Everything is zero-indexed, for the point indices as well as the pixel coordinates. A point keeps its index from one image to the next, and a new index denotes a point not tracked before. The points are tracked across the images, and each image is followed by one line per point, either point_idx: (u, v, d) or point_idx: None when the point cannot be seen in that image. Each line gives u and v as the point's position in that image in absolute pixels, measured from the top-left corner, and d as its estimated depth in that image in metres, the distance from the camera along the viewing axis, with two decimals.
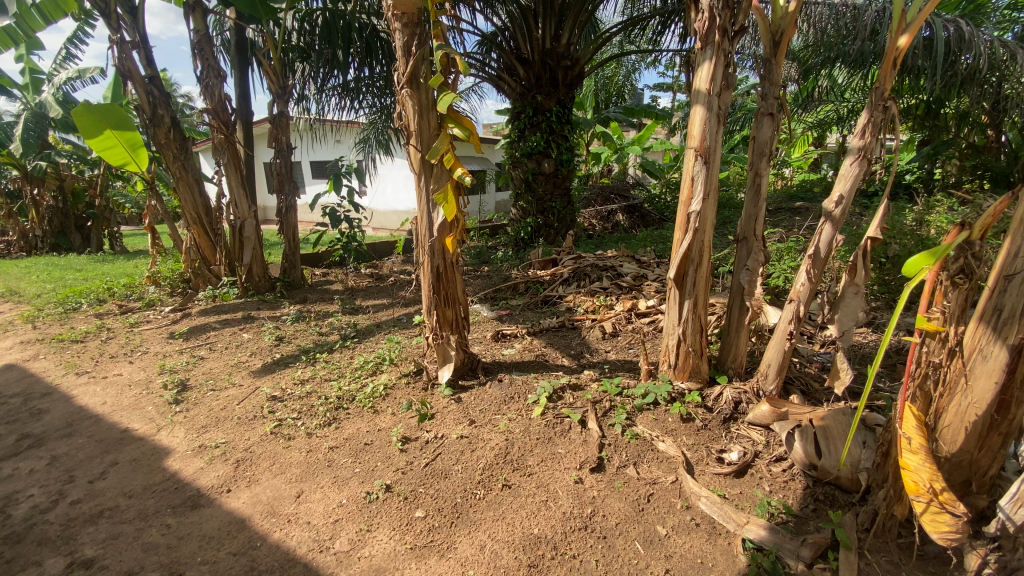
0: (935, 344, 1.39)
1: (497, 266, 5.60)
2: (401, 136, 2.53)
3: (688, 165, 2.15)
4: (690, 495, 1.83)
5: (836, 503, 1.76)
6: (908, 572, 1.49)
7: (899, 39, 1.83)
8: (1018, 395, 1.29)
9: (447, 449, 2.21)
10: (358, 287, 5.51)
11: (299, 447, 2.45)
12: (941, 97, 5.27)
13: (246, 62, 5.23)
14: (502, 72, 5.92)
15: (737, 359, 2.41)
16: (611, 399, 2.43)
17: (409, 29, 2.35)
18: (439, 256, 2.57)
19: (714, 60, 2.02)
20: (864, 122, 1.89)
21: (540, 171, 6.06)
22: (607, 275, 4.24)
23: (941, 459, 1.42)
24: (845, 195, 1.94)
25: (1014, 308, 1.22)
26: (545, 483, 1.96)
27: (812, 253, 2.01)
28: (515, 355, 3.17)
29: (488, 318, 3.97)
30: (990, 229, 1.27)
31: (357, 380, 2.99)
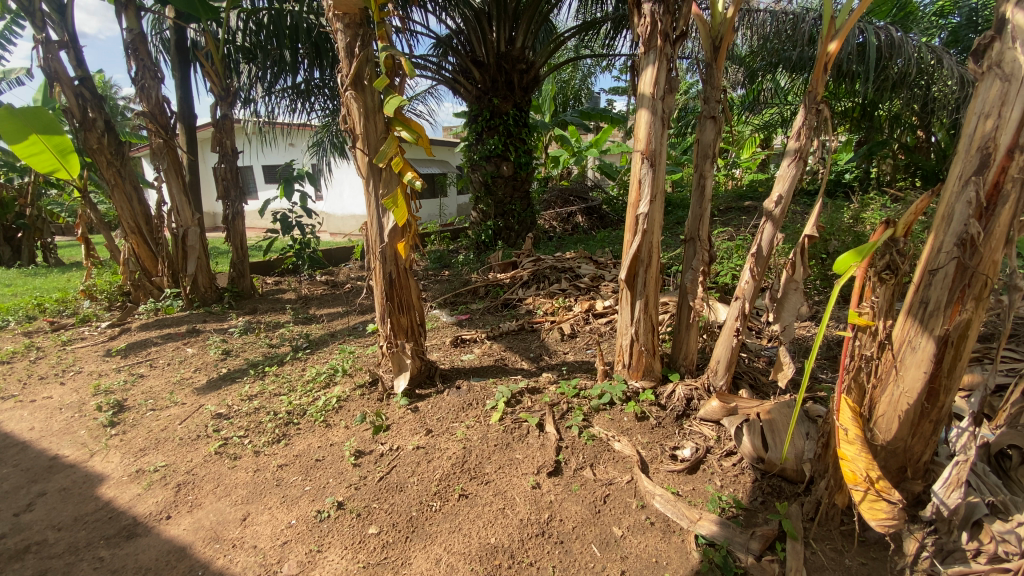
0: (867, 338, 1.46)
1: (458, 270, 5.53)
2: (347, 139, 2.44)
3: (635, 167, 2.18)
4: (645, 494, 1.84)
5: (783, 494, 1.80)
6: (850, 559, 1.54)
7: (827, 45, 1.91)
8: (946, 383, 1.35)
9: (403, 462, 2.15)
10: (313, 295, 5.33)
11: (246, 466, 2.33)
12: (875, 101, 5.58)
13: (186, 62, 4.99)
14: (457, 74, 5.87)
15: (688, 356, 2.46)
16: (569, 401, 2.43)
17: (351, 29, 2.28)
18: (391, 263, 2.51)
19: (657, 65, 2.05)
20: (800, 125, 1.96)
21: (499, 174, 6.05)
22: (566, 277, 4.27)
23: (877, 448, 1.48)
24: (783, 195, 2.01)
25: (938, 300, 1.29)
26: (502, 490, 1.93)
27: (754, 252, 2.07)
28: (474, 360, 3.12)
29: (448, 323, 3.91)
30: (913, 227, 1.35)
31: (309, 394, 2.88)
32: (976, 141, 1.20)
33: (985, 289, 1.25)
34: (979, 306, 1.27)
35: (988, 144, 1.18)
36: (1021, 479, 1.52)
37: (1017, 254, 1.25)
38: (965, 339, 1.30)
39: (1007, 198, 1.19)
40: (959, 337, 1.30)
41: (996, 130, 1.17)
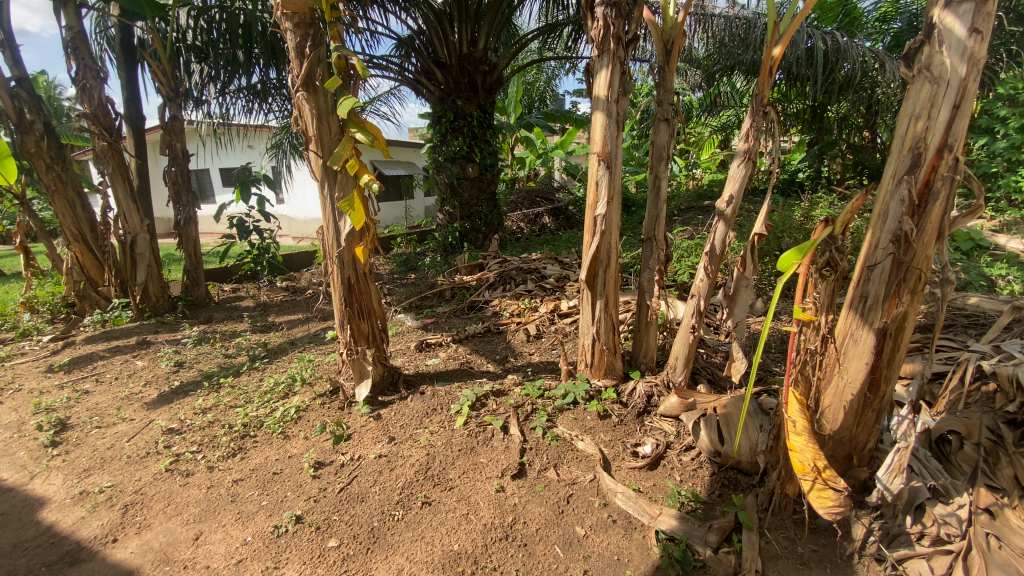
0: (811, 332, 1.52)
1: (424, 273, 5.47)
2: (300, 140, 2.38)
3: (592, 169, 2.20)
4: (607, 492, 1.86)
5: (739, 486, 1.85)
6: (802, 546, 1.60)
7: (772, 49, 1.98)
8: (885, 373, 1.42)
9: (364, 471, 2.10)
10: (272, 302, 5.17)
11: (199, 483, 2.23)
12: (824, 103, 5.83)
13: (133, 62, 4.76)
14: (420, 75, 5.81)
15: (649, 353, 2.50)
16: (533, 402, 2.43)
17: (301, 29, 2.22)
18: (349, 267, 2.45)
19: (610, 68, 2.08)
20: (748, 127, 2.02)
21: (464, 176, 6.02)
22: (531, 278, 4.28)
23: (825, 438, 1.53)
24: (734, 195, 2.06)
25: (876, 294, 1.35)
26: (466, 495, 1.91)
27: (707, 251, 2.13)
28: (439, 364, 3.08)
29: (413, 327, 3.85)
30: (850, 225, 1.40)
31: (267, 405, 2.78)
32: (907, 142, 1.26)
33: (919, 283, 1.31)
34: (915, 299, 1.33)
35: (919, 144, 1.24)
36: (960, 463, 1.60)
37: (947, 249, 1.32)
38: (903, 331, 1.36)
39: (937, 195, 1.25)
40: (897, 329, 1.36)
41: (927, 131, 1.23)
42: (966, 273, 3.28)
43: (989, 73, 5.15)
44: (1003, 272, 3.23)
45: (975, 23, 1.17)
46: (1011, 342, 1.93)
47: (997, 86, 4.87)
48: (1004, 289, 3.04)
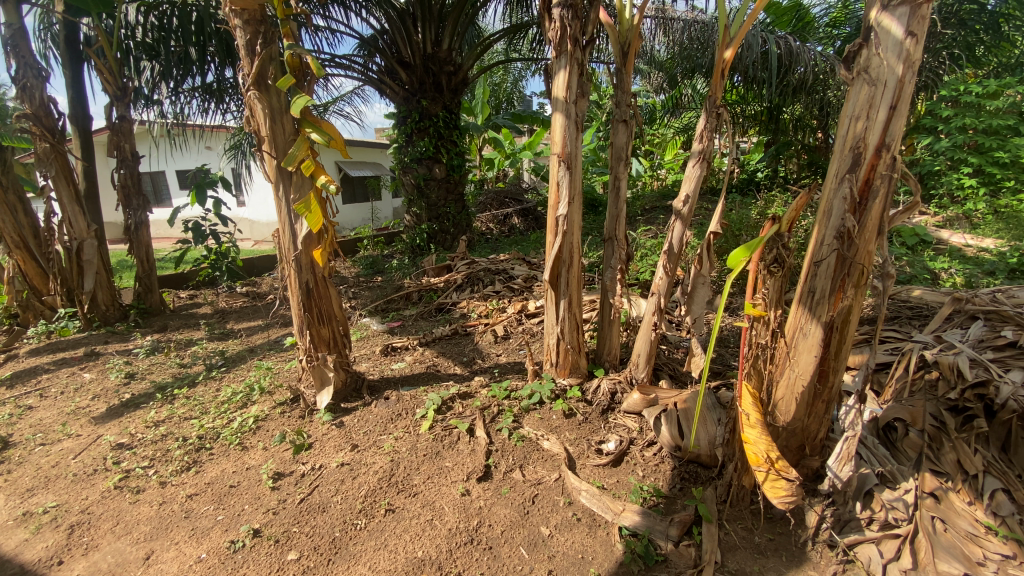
0: (761, 327, 1.56)
1: (391, 276, 5.39)
2: (253, 141, 2.31)
3: (552, 170, 2.21)
4: (572, 490, 1.87)
5: (699, 479, 1.88)
6: (759, 536, 1.63)
7: (723, 52, 2.03)
8: (833, 365, 1.47)
9: (326, 481, 2.05)
10: (231, 309, 5.00)
11: (150, 500, 2.13)
12: (779, 105, 6.04)
13: (79, 59, 4.51)
14: (383, 75, 5.72)
15: (612, 351, 2.53)
16: (499, 403, 2.42)
17: (251, 26, 2.16)
18: (307, 271, 2.39)
19: (568, 69, 2.09)
20: (702, 127, 2.07)
21: (431, 177, 5.97)
22: (499, 279, 4.27)
23: (778, 429, 1.58)
24: (690, 195, 2.11)
25: (822, 289, 1.39)
26: (430, 500, 1.88)
27: (666, 250, 2.17)
28: (405, 368, 3.02)
29: (379, 331, 3.78)
30: (795, 222, 1.45)
31: (224, 415, 2.68)
32: (848, 141, 1.31)
33: (862, 277, 1.37)
34: (859, 293, 1.39)
35: (858, 143, 1.29)
36: (906, 449, 1.74)
37: (887, 244, 1.37)
38: (848, 324, 1.42)
39: (876, 193, 1.30)
40: (842, 322, 1.41)
41: (866, 131, 1.27)
42: (911, 267, 3.44)
43: (933, 76, 5.35)
44: (945, 266, 3.40)
45: (910, 26, 1.20)
46: (951, 332, 2.04)
47: (939, 89, 5.14)
48: (946, 282, 3.21)
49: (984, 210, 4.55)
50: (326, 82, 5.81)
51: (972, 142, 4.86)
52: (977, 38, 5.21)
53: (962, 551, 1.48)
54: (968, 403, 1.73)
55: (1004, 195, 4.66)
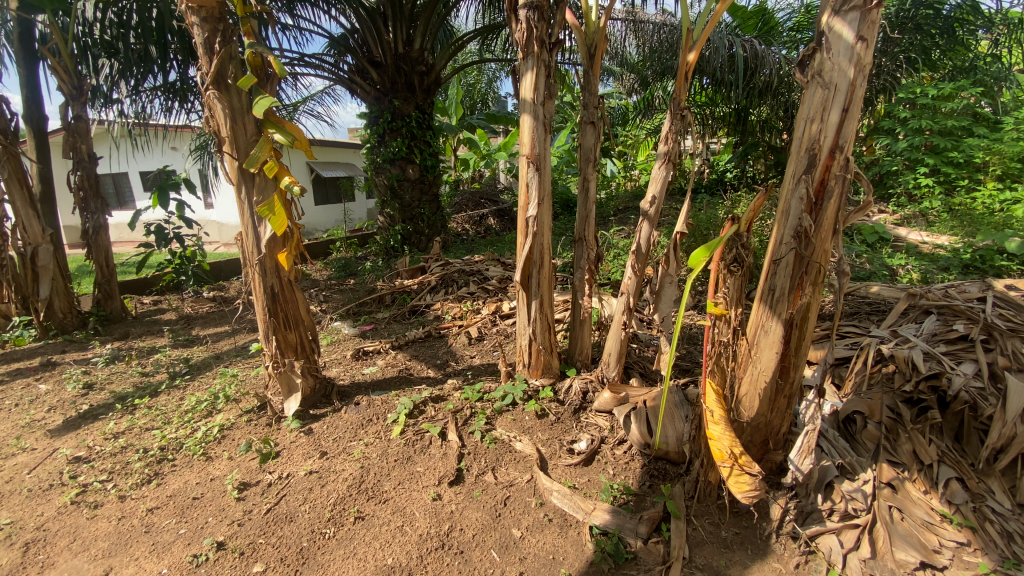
0: (723, 325, 1.59)
1: (364, 279, 5.31)
2: (213, 142, 2.25)
3: (522, 171, 2.21)
4: (544, 491, 1.87)
5: (668, 476, 1.91)
6: (725, 530, 1.66)
7: (686, 55, 2.06)
8: (794, 361, 1.50)
9: (293, 490, 2.00)
10: (197, 314, 4.85)
11: (108, 514, 2.04)
12: (746, 107, 6.19)
13: (34, 57, 4.32)
14: (354, 75, 5.64)
15: (584, 351, 2.54)
16: (472, 405, 2.40)
17: (209, 24, 2.10)
18: (272, 275, 2.33)
19: (535, 71, 2.09)
20: (667, 129, 2.10)
21: (404, 177, 5.90)
22: (474, 280, 4.26)
23: (743, 425, 1.61)
24: (657, 195, 2.15)
25: (782, 287, 1.43)
26: (401, 506, 1.86)
27: (634, 250, 2.20)
28: (377, 372, 2.97)
29: (350, 335, 3.72)
30: (754, 222, 1.48)
31: (187, 425, 2.60)
32: (804, 143, 1.33)
33: (819, 275, 1.41)
34: (816, 290, 1.42)
35: (814, 145, 1.32)
36: (864, 440, 1.79)
37: (842, 243, 1.42)
38: (807, 321, 1.45)
39: (831, 193, 1.34)
40: (802, 319, 1.45)
41: (821, 133, 1.30)
42: (870, 264, 3.56)
43: (891, 79, 5.53)
44: (902, 262, 3.53)
45: (861, 31, 1.23)
46: (906, 326, 2.12)
47: (897, 91, 5.34)
48: (903, 278, 3.32)
49: (939, 208, 4.73)
50: (294, 81, 5.69)
51: (929, 143, 5.07)
52: (933, 42, 5.39)
53: (918, 539, 1.53)
54: (922, 395, 1.81)
55: (958, 194, 4.85)
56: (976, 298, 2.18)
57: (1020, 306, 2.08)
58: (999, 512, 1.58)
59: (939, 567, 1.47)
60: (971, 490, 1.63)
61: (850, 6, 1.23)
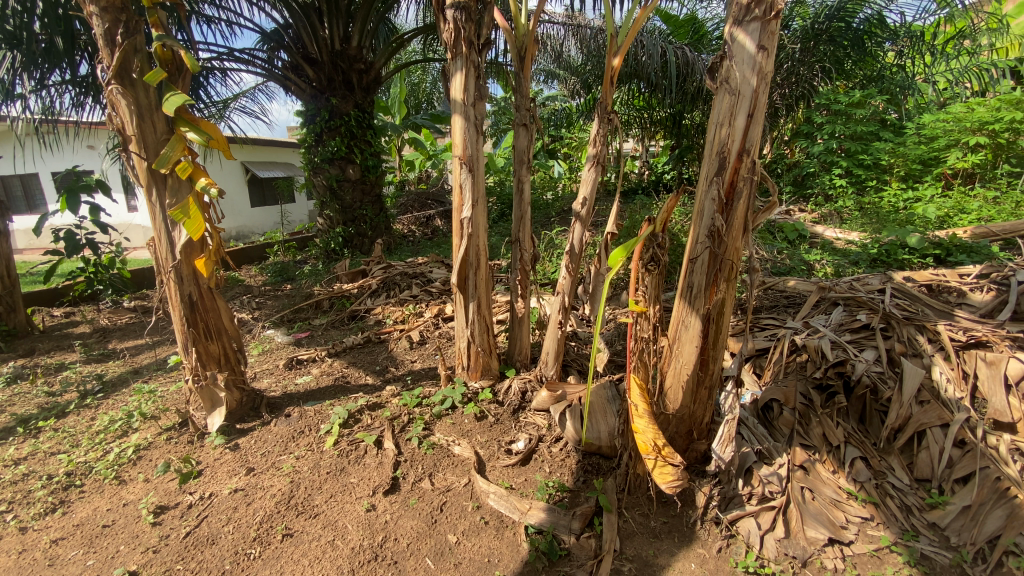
0: (646, 322, 1.65)
1: (301, 283, 5.10)
2: (118, 141, 2.09)
3: (455, 173, 2.19)
4: (480, 494, 1.86)
5: (601, 470, 1.95)
6: (654, 520, 1.71)
7: (611, 59, 2.11)
8: (713, 353, 1.57)
9: (216, 510, 1.89)
10: (115, 326, 4.49)
11: (4, 549, 1.84)
12: (681, 111, 6.45)
13: None
14: (288, 71, 5.41)
15: (523, 350, 2.56)
16: (410, 411, 2.35)
17: (111, 15, 1.95)
18: (190, 283, 2.20)
19: (464, 71, 2.07)
20: (596, 134, 2.15)
21: (344, 177, 5.71)
22: (417, 282, 4.19)
23: (668, 417, 1.67)
24: (587, 197, 2.20)
25: (699, 284, 1.49)
26: (333, 520, 1.79)
27: (568, 251, 2.24)
28: (311, 382, 2.84)
29: (284, 344, 3.55)
30: (669, 223, 1.54)
31: (98, 447, 2.39)
32: (715, 147, 1.39)
33: (732, 272, 1.48)
34: (730, 286, 1.49)
35: (724, 149, 1.38)
36: (780, 426, 1.91)
37: (752, 241, 1.49)
38: (723, 315, 1.52)
39: (740, 195, 1.40)
40: (718, 314, 1.52)
41: (729, 137, 1.37)
42: (791, 260, 3.79)
43: (809, 87, 5.99)
44: (818, 257, 3.78)
45: (762, 41, 1.30)
46: (817, 317, 2.27)
47: (815, 99, 5.73)
48: (819, 272, 3.56)
49: (851, 206, 5.09)
50: (223, 77, 5.39)
51: (843, 147, 5.47)
52: (845, 53, 5.76)
53: (828, 516, 1.64)
54: (830, 380, 1.95)
55: (867, 193, 5.24)
56: (877, 289, 2.37)
57: (914, 295, 2.29)
58: (898, 487, 1.71)
59: (845, 542, 1.58)
60: (874, 468, 1.77)
61: (751, 17, 1.29)
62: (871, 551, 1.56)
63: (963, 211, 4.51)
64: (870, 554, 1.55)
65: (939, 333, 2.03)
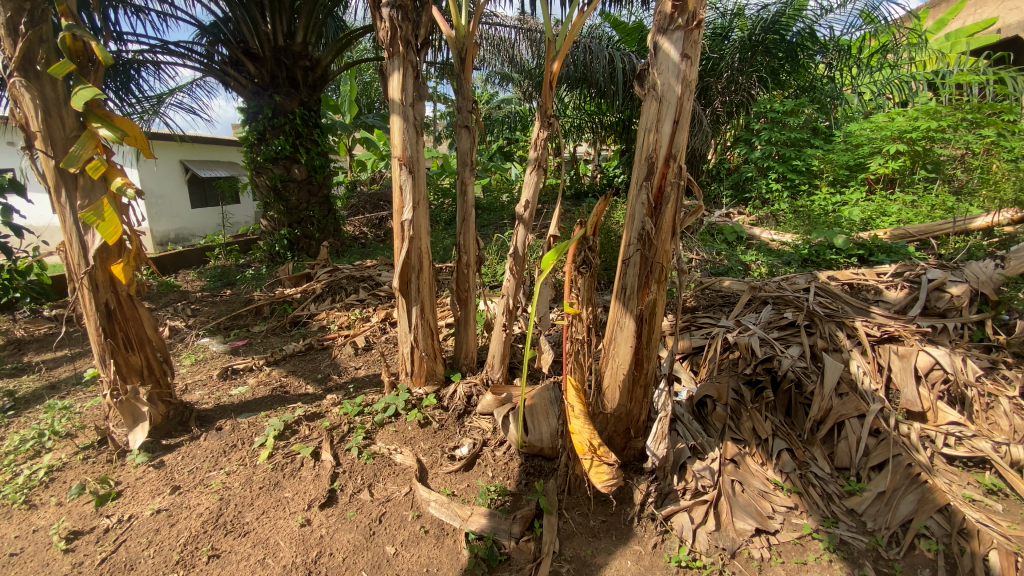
0: (580, 323, 1.67)
1: (242, 288, 4.87)
2: (21, 138, 1.93)
3: (395, 174, 2.14)
4: (421, 502, 1.82)
5: (543, 472, 1.96)
6: (594, 520, 1.73)
7: (550, 64, 2.13)
8: (647, 352, 1.61)
9: (137, 533, 1.77)
10: (31, 338, 4.13)
11: None
12: (631, 116, 6.60)
13: None
14: (228, 66, 5.16)
15: (469, 354, 2.54)
16: (351, 421, 2.28)
17: (11, 2, 1.79)
18: (106, 290, 2.05)
19: (402, 71, 2.03)
20: (538, 137, 2.15)
21: (289, 178, 5.50)
22: (364, 286, 4.09)
23: (607, 416, 1.70)
24: (529, 200, 2.20)
25: (632, 285, 1.52)
26: (264, 538, 1.71)
27: (512, 253, 2.24)
28: (246, 393, 2.71)
29: (219, 353, 3.37)
30: (600, 226, 1.57)
31: (5, 471, 2.18)
32: (644, 152, 1.43)
33: (663, 274, 1.52)
34: (661, 288, 1.53)
35: (652, 154, 1.41)
36: (714, 421, 1.97)
37: (681, 244, 1.53)
38: (655, 315, 1.56)
39: (668, 199, 1.44)
40: (651, 315, 1.55)
41: (657, 142, 1.40)
42: (729, 261, 3.96)
43: (747, 95, 6.27)
44: (754, 258, 3.96)
45: (685, 49, 1.34)
46: (749, 316, 2.37)
47: (754, 107, 6.01)
48: (755, 272, 3.73)
49: (786, 209, 5.36)
50: (157, 70, 5.08)
51: (778, 154, 5.78)
52: (780, 63, 6.07)
53: (755, 508, 1.71)
54: (759, 376, 2.05)
55: (800, 197, 5.56)
56: (803, 288, 2.51)
57: (835, 294, 2.43)
58: (820, 476, 1.81)
59: (771, 531, 1.65)
60: (799, 458, 1.86)
61: (674, 26, 1.33)
62: (795, 538, 1.64)
63: (885, 213, 4.83)
64: (794, 542, 1.63)
65: (856, 329, 2.19)
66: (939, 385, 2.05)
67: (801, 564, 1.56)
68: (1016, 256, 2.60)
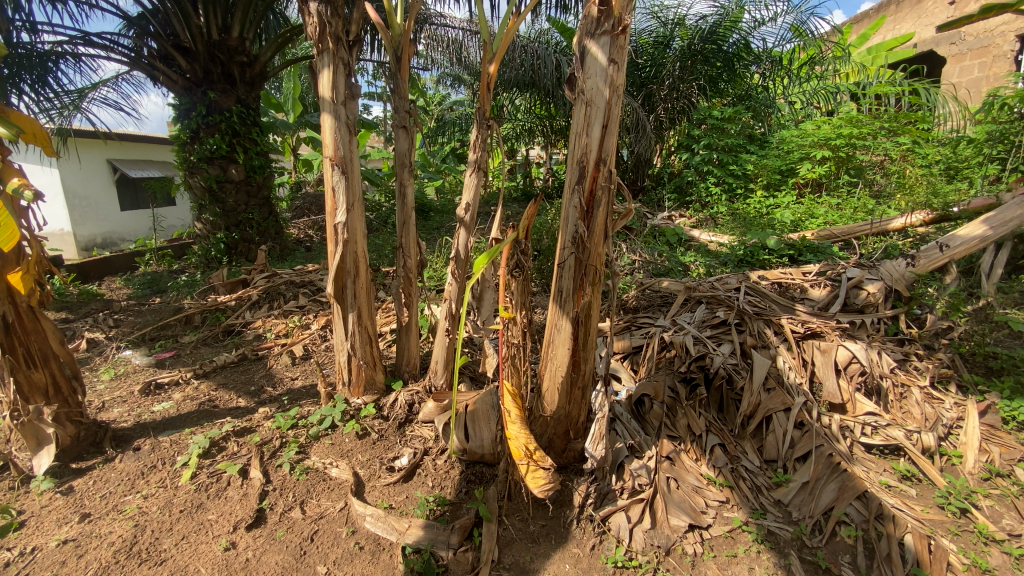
0: (515, 327, 1.66)
1: (173, 295, 4.57)
2: None
3: (327, 175, 2.06)
4: (356, 518, 1.76)
5: (483, 479, 1.94)
6: (533, 525, 1.73)
7: (487, 65, 2.11)
8: (584, 354, 1.61)
9: (39, 567, 1.61)
10: None
11: None
12: None
13: None
14: (156, 60, 4.84)
15: (411, 361, 2.48)
16: (284, 435, 2.18)
17: None
18: (3, 302, 1.87)
19: (332, 68, 1.96)
20: (476, 139, 2.13)
21: (226, 179, 5.21)
22: (304, 292, 3.93)
23: (546, 418, 1.71)
24: (469, 203, 2.17)
25: (567, 287, 1.53)
26: (183, 565, 1.60)
27: (453, 256, 2.20)
28: (170, 409, 2.53)
29: (142, 366, 3.14)
30: (531, 231, 1.57)
31: None
32: (576, 157, 1.43)
33: (597, 277, 1.52)
34: (596, 290, 1.54)
35: (582, 159, 1.42)
36: (651, 419, 2.02)
37: (614, 246, 1.55)
38: (591, 318, 1.57)
39: (599, 203, 1.46)
40: (586, 317, 1.56)
41: (587, 146, 1.41)
42: (670, 261, 4.08)
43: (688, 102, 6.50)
44: (693, 260, 4.11)
45: (611, 54, 1.35)
46: (684, 315, 2.45)
47: (694, 114, 6.22)
48: (693, 272, 3.88)
49: (724, 212, 5.58)
50: (76, 63, 4.70)
51: (717, 159, 6.02)
52: (718, 72, 6.33)
53: (689, 503, 1.76)
54: (693, 373, 2.12)
55: (737, 201, 5.80)
56: (734, 288, 2.61)
57: (763, 293, 2.55)
58: (750, 469, 1.89)
59: (704, 526, 1.70)
60: (730, 453, 1.93)
61: (601, 31, 1.34)
62: (726, 532, 1.70)
63: (813, 215, 5.11)
64: (725, 535, 1.69)
65: (782, 326, 2.31)
66: (857, 377, 2.18)
67: (732, 557, 1.62)
68: (925, 254, 2.78)
